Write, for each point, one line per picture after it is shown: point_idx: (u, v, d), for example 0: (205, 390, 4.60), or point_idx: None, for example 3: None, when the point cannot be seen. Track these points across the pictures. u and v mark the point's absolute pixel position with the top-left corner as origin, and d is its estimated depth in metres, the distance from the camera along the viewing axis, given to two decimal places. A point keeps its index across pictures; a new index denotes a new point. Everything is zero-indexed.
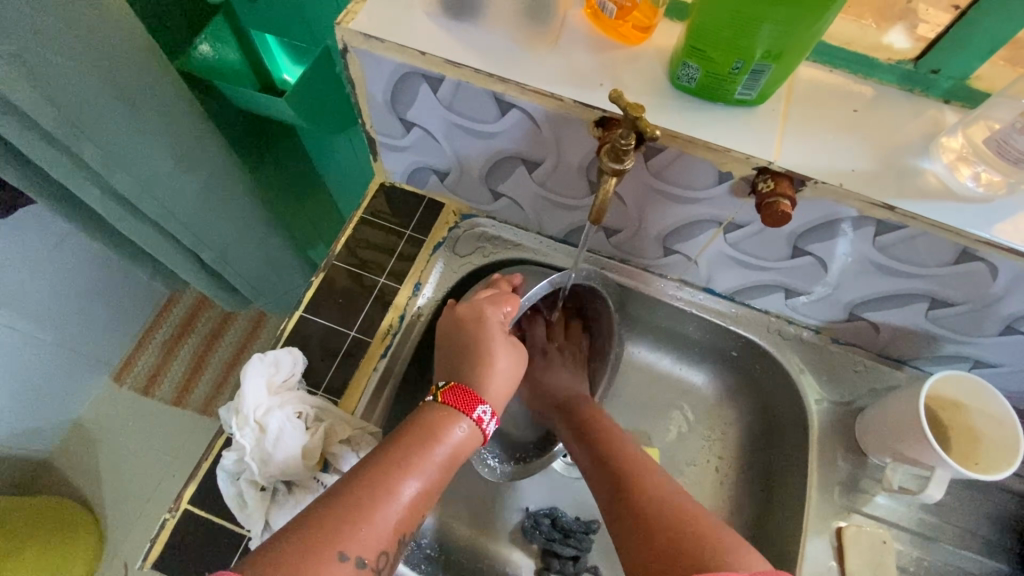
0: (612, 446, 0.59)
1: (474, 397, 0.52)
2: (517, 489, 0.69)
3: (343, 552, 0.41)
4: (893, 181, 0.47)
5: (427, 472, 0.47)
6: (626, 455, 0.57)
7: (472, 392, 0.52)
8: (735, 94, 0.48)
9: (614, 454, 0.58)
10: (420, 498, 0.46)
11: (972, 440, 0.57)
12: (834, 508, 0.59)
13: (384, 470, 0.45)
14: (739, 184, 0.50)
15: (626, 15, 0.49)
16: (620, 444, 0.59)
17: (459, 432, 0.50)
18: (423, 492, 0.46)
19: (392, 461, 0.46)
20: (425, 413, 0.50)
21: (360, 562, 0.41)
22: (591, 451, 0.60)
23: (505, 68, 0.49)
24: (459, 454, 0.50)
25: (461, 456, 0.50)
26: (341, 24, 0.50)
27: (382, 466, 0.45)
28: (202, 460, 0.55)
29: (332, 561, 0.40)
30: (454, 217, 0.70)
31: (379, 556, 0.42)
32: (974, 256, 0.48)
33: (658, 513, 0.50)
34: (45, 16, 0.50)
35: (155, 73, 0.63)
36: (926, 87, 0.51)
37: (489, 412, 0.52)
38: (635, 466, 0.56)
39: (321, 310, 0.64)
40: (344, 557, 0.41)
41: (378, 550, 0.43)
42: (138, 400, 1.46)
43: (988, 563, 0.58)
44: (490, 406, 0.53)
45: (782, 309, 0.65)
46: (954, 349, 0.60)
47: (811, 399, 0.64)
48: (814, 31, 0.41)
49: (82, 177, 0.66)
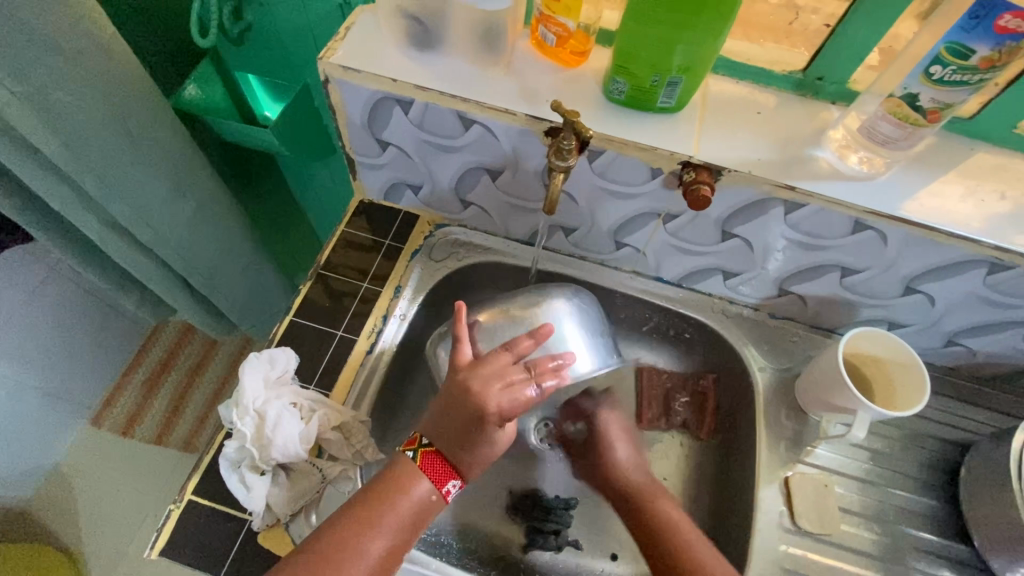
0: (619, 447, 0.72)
1: (449, 472, 0.55)
2: (501, 474, 0.74)
3: None
4: (792, 167, 0.57)
5: (392, 531, 0.52)
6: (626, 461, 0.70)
7: (453, 469, 0.55)
8: (658, 102, 0.57)
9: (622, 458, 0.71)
10: (389, 553, 0.52)
11: (890, 387, 0.65)
12: (781, 460, 0.66)
13: (350, 533, 0.50)
14: (669, 178, 0.59)
15: (564, 43, 0.58)
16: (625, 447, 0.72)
17: (419, 491, 0.54)
18: (390, 550, 0.52)
19: (359, 520, 0.51)
20: (396, 470, 0.54)
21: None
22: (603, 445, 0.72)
23: (465, 90, 0.58)
24: (426, 511, 0.54)
25: (428, 511, 0.54)
26: (323, 59, 0.58)
27: (350, 533, 0.50)
28: (205, 454, 0.60)
29: None
30: (429, 227, 0.78)
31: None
32: (866, 225, 0.57)
33: (647, 500, 0.66)
34: (57, 59, 0.57)
35: (151, 109, 0.70)
36: (816, 91, 0.61)
37: (457, 486, 0.56)
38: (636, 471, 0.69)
39: (311, 315, 0.70)
40: None
41: None
42: (117, 441, 1.45)
43: (920, 500, 0.66)
44: (462, 478, 0.56)
45: (723, 290, 0.74)
46: (870, 313, 0.69)
47: (755, 368, 0.72)
48: (714, 47, 0.51)
49: (80, 206, 0.71)
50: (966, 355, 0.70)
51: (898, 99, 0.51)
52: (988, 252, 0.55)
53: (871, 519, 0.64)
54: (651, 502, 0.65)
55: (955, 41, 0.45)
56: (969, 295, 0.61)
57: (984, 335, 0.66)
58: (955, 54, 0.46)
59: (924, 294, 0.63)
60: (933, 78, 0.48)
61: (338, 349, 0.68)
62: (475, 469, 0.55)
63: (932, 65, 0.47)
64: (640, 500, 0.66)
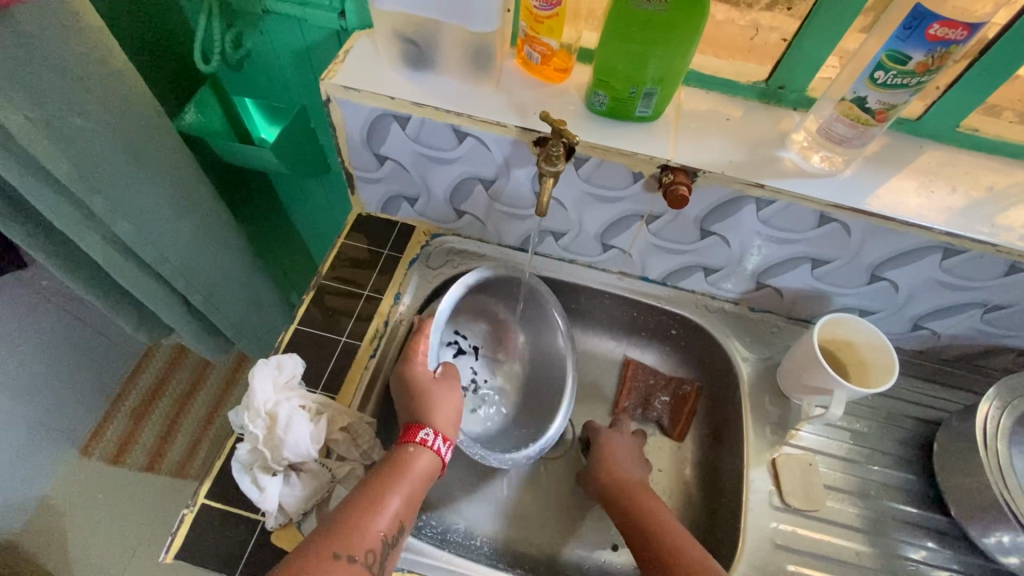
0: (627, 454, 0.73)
1: (416, 426, 0.62)
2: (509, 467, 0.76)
3: (337, 551, 0.50)
4: (761, 167, 0.62)
5: (407, 489, 0.57)
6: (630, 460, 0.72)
7: (416, 421, 0.63)
8: (636, 112, 0.62)
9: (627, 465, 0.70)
10: (402, 509, 0.55)
11: (864, 368, 0.70)
12: (768, 443, 0.70)
13: (373, 489, 0.55)
14: (650, 181, 0.64)
15: (548, 61, 0.64)
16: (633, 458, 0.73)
17: (418, 455, 0.60)
18: (405, 509, 0.56)
19: (380, 478, 0.56)
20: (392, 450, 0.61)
21: (351, 559, 0.50)
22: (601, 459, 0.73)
23: (459, 105, 0.62)
24: (427, 472, 0.60)
25: (427, 473, 0.60)
26: (325, 80, 0.62)
27: (373, 490, 0.55)
28: (218, 459, 0.62)
29: (329, 558, 0.49)
30: (424, 237, 0.81)
31: (367, 552, 0.51)
32: (830, 218, 0.62)
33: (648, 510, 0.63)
34: (70, 86, 0.60)
35: (157, 132, 0.73)
36: (778, 99, 0.67)
37: (434, 432, 0.62)
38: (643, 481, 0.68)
39: (315, 324, 0.73)
40: (339, 555, 0.49)
41: (366, 546, 0.51)
42: (107, 470, 1.42)
43: (899, 475, 0.70)
44: (435, 427, 0.62)
45: (705, 286, 0.78)
46: (841, 302, 0.74)
47: (739, 358, 0.76)
48: (685, 61, 0.57)
49: (85, 226, 0.74)
50: (931, 338, 0.75)
51: (850, 103, 0.57)
52: (942, 238, 0.61)
53: (855, 495, 0.68)
54: (651, 509, 0.63)
55: (894, 49, 0.51)
56: (929, 280, 0.66)
57: (946, 317, 0.71)
58: (895, 60, 0.52)
59: (888, 281, 0.68)
60: (878, 82, 0.54)
61: (341, 354, 0.71)
62: (440, 411, 0.64)
63: (877, 71, 0.53)
64: (630, 499, 0.65)
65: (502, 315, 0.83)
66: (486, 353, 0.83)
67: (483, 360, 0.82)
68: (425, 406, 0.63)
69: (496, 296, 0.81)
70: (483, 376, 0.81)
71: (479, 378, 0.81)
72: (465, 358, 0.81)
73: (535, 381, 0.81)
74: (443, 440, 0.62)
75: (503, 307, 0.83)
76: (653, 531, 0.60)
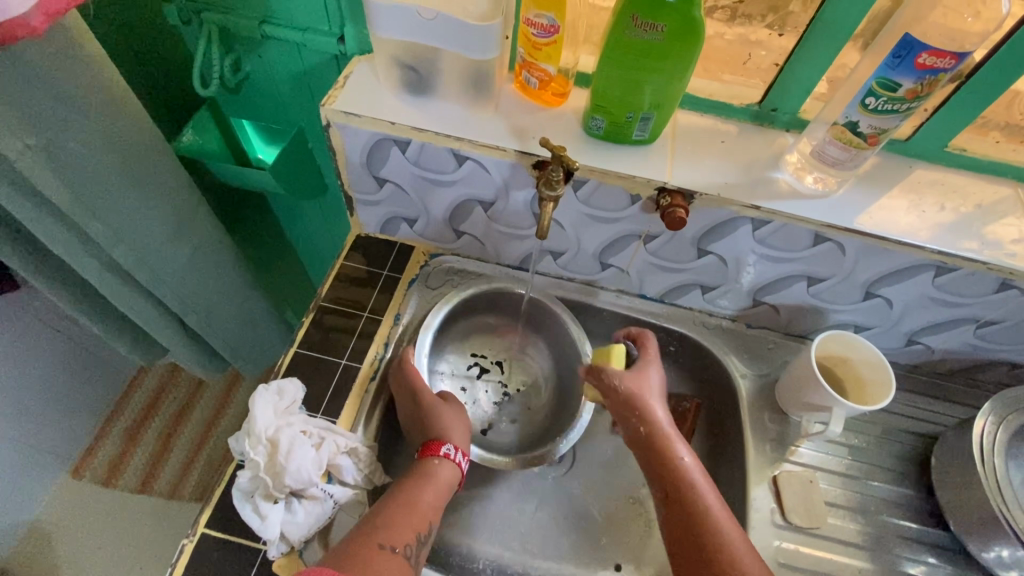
0: (685, 480, 0.61)
1: (436, 441, 0.64)
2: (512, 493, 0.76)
3: (381, 543, 0.53)
4: (757, 188, 0.63)
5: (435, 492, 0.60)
6: (692, 493, 0.60)
7: (435, 437, 0.65)
8: (634, 135, 0.63)
9: (693, 510, 0.59)
10: (434, 507, 0.59)
11: (861, 385, 0.71)
12: (768, 461, 0.71)
13: (405, 490, 0.59)
14: (647, 203, 0.65)
15: (546, 86, 0.65)
16: (694, 481, 0.61)
17: (442, 466, 0.63)
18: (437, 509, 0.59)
19: (409, 483, 0.60)
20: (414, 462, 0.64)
21: (394, 549, 0.53)
22: (660, 487, 0.63)
23: (459, 131, 0.63)
24: (450, 481, 0.63)
25: (450, 483, 0.63)
26: (325, 106, 0.63)
27: (405, 492, 0.59)
28: (217, 487, 0.61)
29: (374, 550, 0.52)
30: (423, 256, 0.82)
31: (407, 544, 0.54)
32: (825, 238, 0.63)
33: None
34: (71, 114, 0.60)
35: (157, 156, 0.73)
36: (771, 121, 0.69)
37: (454, 446, 0.64)
38: (722, 529, 0.58)
39: (314, 347, 0.73)
40: (382, 546, 0.53)
41: (405, 540, 0.55)
42: (98, 493, 1.39)
43: (897, 490, 0.71)
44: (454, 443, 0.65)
45: (702, 304, 0.79)
46: (836, 318, 0.75)
47: (738, 375, 0.77)
48: (681, 87, 0.58)
49: (82, 250, 0.73)
50: (925, 352, 0.76)
51: (841, 127, 0.58)
52: (934, 257, 0.62)
53: (854, 511, 0.69)
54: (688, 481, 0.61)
55: (884, 77, 0.52)
56: (923, 297, 0.68)
57: (940, 333, 0.73)
58: (885, 88, 0.53)
59: (883, 298, 0.69)
60: (869, 108, 0.55)
61: (342, 377, 0.70)
62: (456, 431, 0.66)
63: (868, 97, 0.54)
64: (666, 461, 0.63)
65: (516, 334, 0.85)
66: (510, 367, 0.84)
67: (508, 372, 0.84)
68: (438, 427, 0.65)
69: (502, 315, 0.83)
70: (513, 385, 0.83)
71: (511, 387, 0.83)
72: (489, 376, 0.83)
73: (560, 391, 0.82)
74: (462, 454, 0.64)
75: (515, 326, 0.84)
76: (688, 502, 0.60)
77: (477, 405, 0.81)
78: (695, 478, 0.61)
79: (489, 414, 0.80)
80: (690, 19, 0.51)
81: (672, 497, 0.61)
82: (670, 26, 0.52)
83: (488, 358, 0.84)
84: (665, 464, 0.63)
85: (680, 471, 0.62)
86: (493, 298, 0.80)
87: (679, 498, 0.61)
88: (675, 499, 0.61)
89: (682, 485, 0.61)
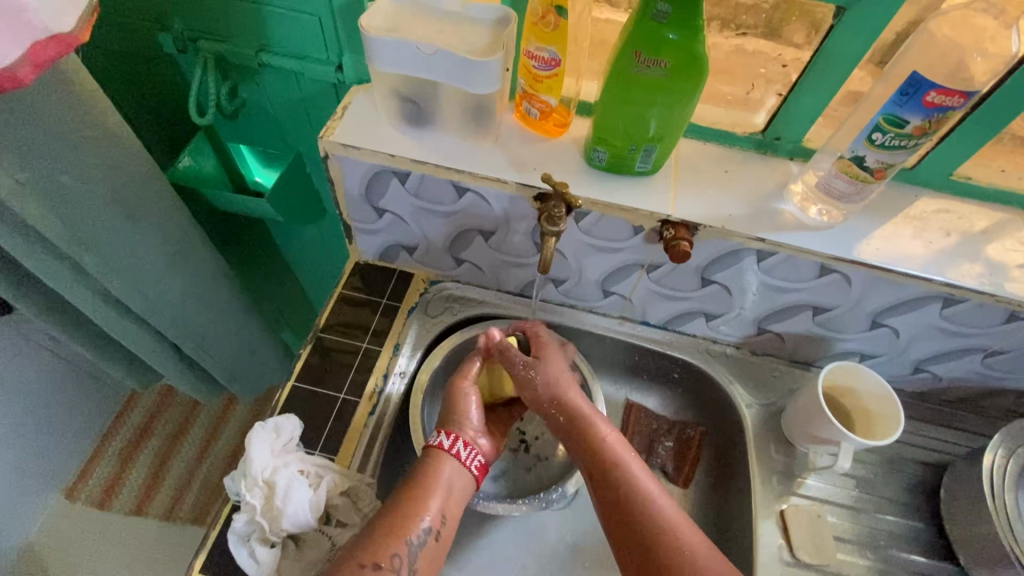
0: (608, 455, 0.59)
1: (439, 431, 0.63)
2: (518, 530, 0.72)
3: (362, 561, 0.51)
4: (761, 219, 0.62)
5: (434, 490, 0.57)
6: (619, 469, 0.57)
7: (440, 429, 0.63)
8: (636, 167, 0.62)
9: (620, 486, 0.56)
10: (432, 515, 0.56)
11: (868, 417, 0.70)
12: (775, 494, 0.69)
13: (406, 503, 0.56)
14: (650, 234, 0.64)
15: (547, 117, 0.64)
16: (619, 456, 0.58)
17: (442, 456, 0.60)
18: (444, 518, 0.56)
19: (408, 496, 0.56)
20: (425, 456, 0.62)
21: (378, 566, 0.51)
22: (582, 458, 0.60)
23: (459, 163, 0.62)
24: (454, 471, 0.60)
25: (450, 475, 0.59)
26: (324, 137, 0.62)
27: (406, 506, 0.55)
28: (211, 530, 0.60)
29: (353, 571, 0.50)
30: (424, 283, 0.81)
31: (391, 558, 0.51)
32: (831, 269, 0.62)
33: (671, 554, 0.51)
34: (65, 148, 0.59)
35: (152, 185, 0.72)
36: (775, 150, 0.68)
37: (451, 436, 0.61)
38: (649, 500, 0.55)
39: (312, 380, 0.71)
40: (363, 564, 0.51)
41: (391, 552, 0.52)
42: (91, 517, 1.34)
43: (907, 523, 0.69)
44: (456, 432, 0.62)
45: (706, 331, 0.78)
46: (841, 346, 0.74)
47: (743, 404, 0.76)
48: (684, 120, 0.57)
49: (76, 281, 0.72)
50: (932, 380, 0.75)
51: (848, 161, 0.57)
52: (941, 289, 0.61)
53: (864, 546, 0.67)
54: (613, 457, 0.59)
55: (890, 113, 0.52)
56: (930, 327, 0.67)
57: (947, 361, 0.72)
58: (892, 124, 0.52)
59: (889, 327, 0.68)
60: (876, 143, 0.54)
61: (340, 411, 0.69)
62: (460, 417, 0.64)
63: (875, 132, 0.54)
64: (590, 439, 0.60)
65: None
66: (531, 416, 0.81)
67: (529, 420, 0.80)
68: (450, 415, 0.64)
69: None
70: (531, 432, 0.80)
71: (529, 435, 0.79)
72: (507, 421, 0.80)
73: None
74: (460, 443, 0.61)
75: None
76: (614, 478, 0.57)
77: None
78: (618, 454, 0.59)
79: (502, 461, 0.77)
80: (695, 54, 0.51)
81: (596, 466, 0.58)
82: (673, 62, 0.52)
83: None
84: (586, 445, 0.60)
85: (602, 449, 0.59)
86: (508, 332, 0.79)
87: (602, 471, 0.58)
88: (601, 479, 0.58)
89: (607, 462, 0.58)
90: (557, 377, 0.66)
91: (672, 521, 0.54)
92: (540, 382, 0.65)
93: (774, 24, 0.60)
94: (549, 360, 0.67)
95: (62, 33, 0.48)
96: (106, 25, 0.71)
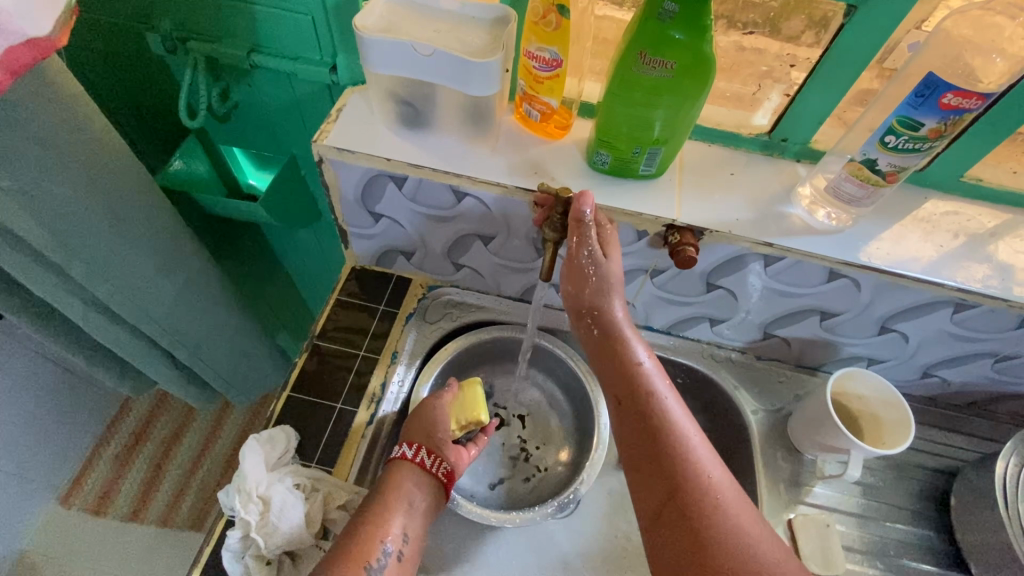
0: (641, 382, 0.55)
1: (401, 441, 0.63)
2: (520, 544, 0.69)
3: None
4: (769, 223, 0.61)
5: (400, 509, 0.57)
6: (652, 399, 0.54)
7: (406, 437, 0.64)
8: (640, 169, 0.61)
9: (651, 418, 0.54)
10: (397, 536, 0.55)
11: (877, 424, 0.69)
12: (782, 502, 0.68)
13: (374, 523, 0.55)
14: (654, 239, 0.62)
15: (548, 118, 0.62)
16: (653, 384, 0.55)
17: (409, 469, 0.60)
18: (406, 537, 0.56)
19: (375, 512, 0.56)
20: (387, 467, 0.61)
21: None
22: (618, 381, 0.56)
23: (456, 167, 0.61)
24: (419, 485, 0.60)
25: (412, 491, 0.59)
26: (317, 141, 0.60)
27: (385, 518, 0.55)
28: (206, 545, 0.59)
29: None
30: (422, 289, 0.79)
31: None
32: (840, 274, 0.61)
33: (697, 496, 0.50)
34: (46, 153, 0.57)
35: (141, 190, 0.70)
36: (781, 151, 0.66)
37: (410, 447, 0.62)
38: (680, 433, 0.53)
39: (307, 390, 0.69)
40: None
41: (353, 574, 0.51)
42: (85, 525, 1.31)
43: (914, 531, 0.68)
44: (415, 442, 0.62)
45: (710, 336, 0.77)
46: (849, 351, 0.72)
47: (749, 411, 0.74)
48: (691, 120, 0.55)
49: (63, 288, 0.70)
50: (941, 385, 0.74)
51: (859, 164, 0.56)
52: (953, 293, 0.59)
53: (873, 555, 0.66)
54: (652, 387, 0.55)
55: (905, 116, 0.51)
56: (940, 332, 0.65)
57: (957, 366, 0.70)
58: (906, 126, 0.51)
59: (898, 332, 0.67)
60: (889, 146, 0.53)
61: (337, 422, 0.67)
62: (422, 429, 0.64)
63: (887, 135, 0.53)
64: (626, 359, 0.57)
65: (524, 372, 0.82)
66: (531, 426, 0.80)
67: (530, 429, 0.79)
68: (414, 427, 0.64)
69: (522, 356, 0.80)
70: (532, 442, 0.78)
71: (529, 445, 0.78)
72: (507, 429, 0.79)
73: (578, 433, 0.78)
74: (423, 452, 0.62)
75: (531, 365, 0.81)
76: (649, 408, 0.54)
77: (485, 458, 0.76)
78: (653, 381, 0.56)
79: (501, 470, 0.76)
80: (701, 54, 0.49)
81: (632, 392, 0.55)
82: (680, 62, 0.50)
83: (510, 411, 0.80)
84: (619, 369, 0.56)
85: (637, 377, 0.56)
86: (509, 341, 0.78)
87: (638, 398, 0.55)
88: (630, 410, 0.55)
89: (639, 391, 0.55)
90: (614, 283, 0.57)
91: (703, 461, 0.52)
92: (594, 285, 0.57)
93: (773, 21, 0.57)
94: (614, 261, 0.57)
95: (39, 38, 0.46)
96: (90, 24, 0.69)
